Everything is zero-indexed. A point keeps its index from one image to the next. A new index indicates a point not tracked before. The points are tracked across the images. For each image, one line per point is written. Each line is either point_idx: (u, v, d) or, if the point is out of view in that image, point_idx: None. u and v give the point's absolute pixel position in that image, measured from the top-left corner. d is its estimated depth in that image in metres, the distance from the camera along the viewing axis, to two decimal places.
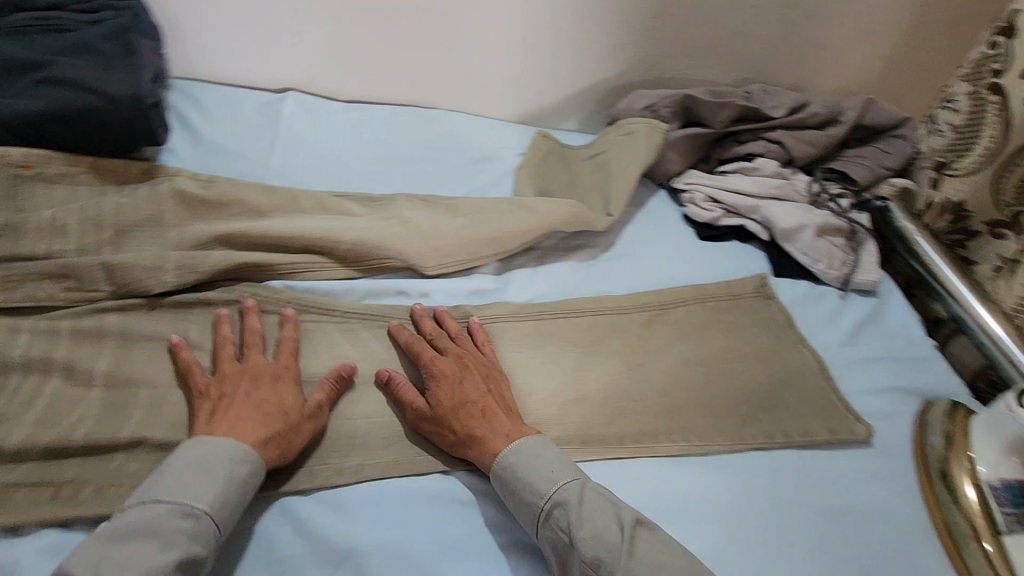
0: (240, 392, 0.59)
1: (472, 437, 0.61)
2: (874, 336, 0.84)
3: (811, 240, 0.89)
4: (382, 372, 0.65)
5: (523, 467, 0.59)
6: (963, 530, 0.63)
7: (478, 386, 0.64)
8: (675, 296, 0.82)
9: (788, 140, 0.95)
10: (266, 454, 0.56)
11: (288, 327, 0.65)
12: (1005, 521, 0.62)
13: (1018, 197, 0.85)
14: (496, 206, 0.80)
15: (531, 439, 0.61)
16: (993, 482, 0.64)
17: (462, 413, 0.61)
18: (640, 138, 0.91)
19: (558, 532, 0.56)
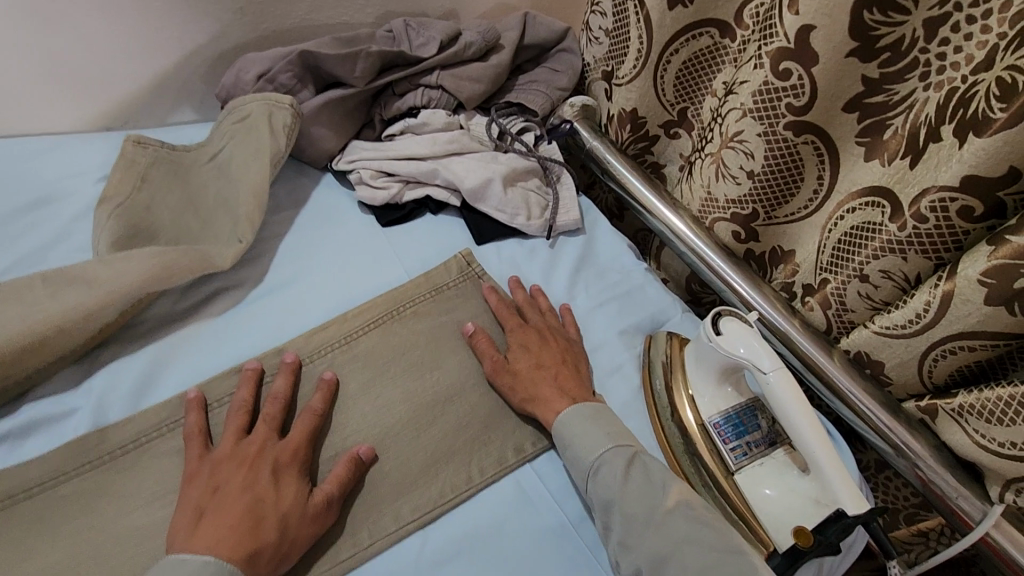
0: (240, 483, 0.48)
1: (542, 395, 0.59)
2: (590, 279, 0.78)
3: (503, 194, 0.77)
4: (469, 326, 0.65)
5: (576, 431, 0.56)
6: (704, 483, 0.58)
7: (557, 352, 0.63)
8: (357, 321, 0.64)
9: (448, 81, 0.80)
10: (257, 567, 0.45)
11: (248, 387, 0.55)
12: (732, 460, 0.57)
13: (679, 95, 0.83)
14: (30, 288, 0.54)
15: (572, 406, 0.58)
16: (714, 419, 0.60)
17: (537, 373, 0.61)
18: (257, 124, 0.69)
19: (605, 489, 0.53)
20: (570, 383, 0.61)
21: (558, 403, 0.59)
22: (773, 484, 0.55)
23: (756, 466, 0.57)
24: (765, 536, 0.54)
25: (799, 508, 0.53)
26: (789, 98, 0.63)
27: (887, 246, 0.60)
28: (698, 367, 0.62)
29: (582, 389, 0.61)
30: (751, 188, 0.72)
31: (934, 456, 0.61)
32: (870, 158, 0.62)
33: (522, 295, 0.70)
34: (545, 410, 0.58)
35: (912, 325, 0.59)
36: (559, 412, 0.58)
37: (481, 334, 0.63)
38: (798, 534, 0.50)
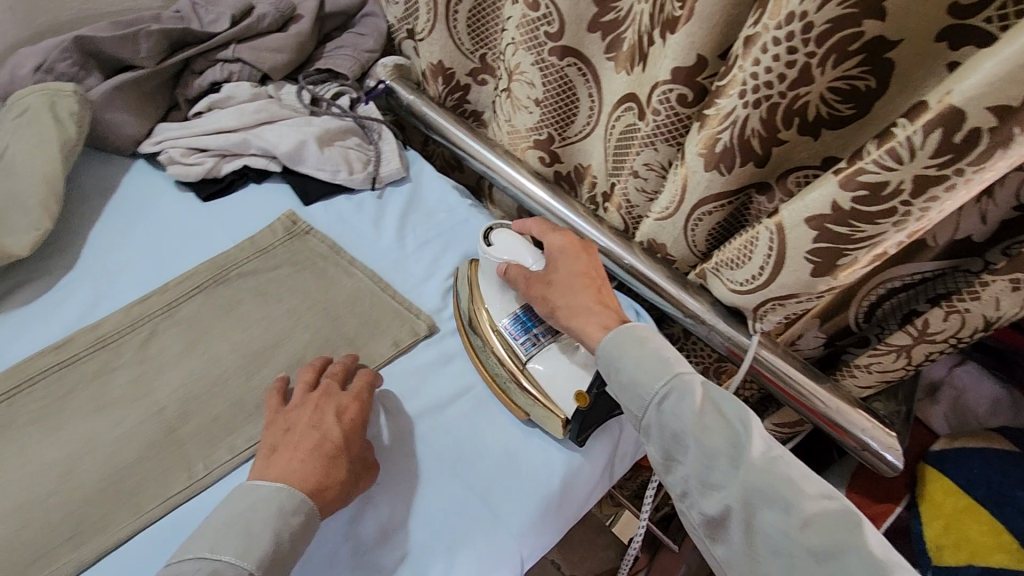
0: (307, 423, 0.56)
1: (586, 308, 0.63)
2: (419, 219, 0.84)
3: (320, 152, 0.81)
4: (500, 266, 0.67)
5: (634, 356, 0.58)
6: (505, 379, 0.65)
7: (588, 265, 0.66)
8: (179, 288, 0.66)
9: (246, 53, 0.82)
10: (322, 504, 0.52)
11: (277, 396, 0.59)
12: (524, 352, 0.64)
13: (475, 43, 0.91)
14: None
15: (618, 327, 0.60)
16: (505, 322, 0.66)
17: (581, 287, 0.64)
18: (38, 112, 0.68)
19: (671, 416, 0.54)
20: (609, 297, 0.65)
21: (604, 318, 0.62)
22: (557, 361, 0.64)
23: (543, 354, 0.64)
24: (557, 410, 0.62)
25: (578, 374, 0.63)
26: (544, 27, 0.72)
27: (643, 142, 0.71)
28: (490, 283, 0.69)
29: (616, 310, 0.63)
30: (542, 114, 0.81)
31: (710, 309, 0.74)
32: (618, 70, 0.72)
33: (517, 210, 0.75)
34: (592, 330, 0.61)
35: (673, 205, 0.70)
36: (608, 330, 0.61)
37: (516, 266, 0.65)
38: (576, 396, 0.61)
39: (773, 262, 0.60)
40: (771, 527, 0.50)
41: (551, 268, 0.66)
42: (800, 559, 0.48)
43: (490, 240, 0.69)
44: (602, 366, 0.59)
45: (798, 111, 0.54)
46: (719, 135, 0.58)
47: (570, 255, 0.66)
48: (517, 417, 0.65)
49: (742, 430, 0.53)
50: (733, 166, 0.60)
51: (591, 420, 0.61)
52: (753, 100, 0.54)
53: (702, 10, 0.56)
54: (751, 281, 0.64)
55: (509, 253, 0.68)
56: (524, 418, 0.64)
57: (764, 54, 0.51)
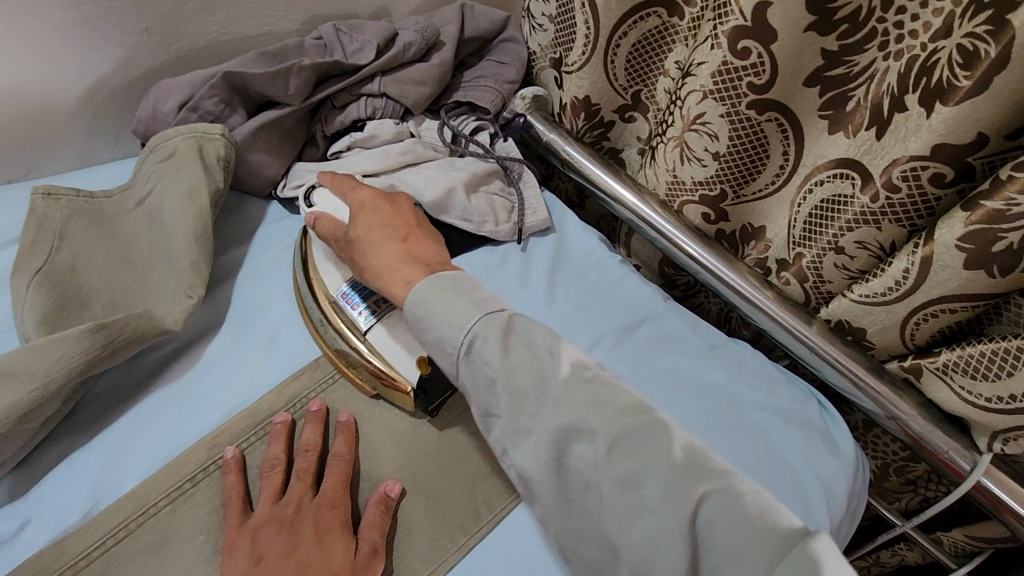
0: (277, 549, 0.45)
1: (390, 263, 0.56)
2: (568, 278, 0.76)
3: (466, 202, 0.73)
4: (309, 217, 0.61)
5: (433, 299, 0.52)
6: (352, 356, 0.57)
7: (386, 219, 0.59)
8: (333, 363, 0.59)
9: (392, 87, 0.74)
10: None
11: (234, 475, 0.50)
12: (363, 321, 0.58)
13: (630, 79, 0.80)
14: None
15: (424, 280, 0.54)
16: (341, 291, 0.59)
17: (383, 240, 0.57)
18: (184, 159, 0.62)
19: (480, 365, 0.50)
20: (420, 245, 0.58)
21: (410, 273, 0.55)
22: (388, 330, 0.57)
23: (384, 322, 0.58)
24: (402, 383, 0.55)
25: (413, 341, 0.57)
26: (749, 77, 0.62)
27: (860, 218, 0.60)
28: (320, 248, 0.63)
29: (428, 250, 0.58)
30: (717, 170, 0.71)
31: (920, 412, 0.63)
32: (834, 131, 0.61)
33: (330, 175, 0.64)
34: (399, 282, 0.55)
35: (893, 293, 0.60)
36: (413, 284, 0.54)
37: (325, 218, 0.60)
38: (417, 363, 0.55)
39: None
40: (580, 458, 0.47)
41: (352, 229, 0.59)
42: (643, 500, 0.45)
43: (309, 198, 0.65)
44: (411, 327, 0.54)
45: None
46: (1002, 233, 0.49)
47: (366, 211, 0.60)
48: (364, 391, 0.58)
49: (608, 382, 0.50)
50: (1010, 270, 0.51)
51: (437, 389, 0.56)
52: None
53: (1006, 84, 0.46)
54: (1004, 400, 0.55)
55: (329, 211, 0.62)
56: (372, 394, 0.58)
57: None
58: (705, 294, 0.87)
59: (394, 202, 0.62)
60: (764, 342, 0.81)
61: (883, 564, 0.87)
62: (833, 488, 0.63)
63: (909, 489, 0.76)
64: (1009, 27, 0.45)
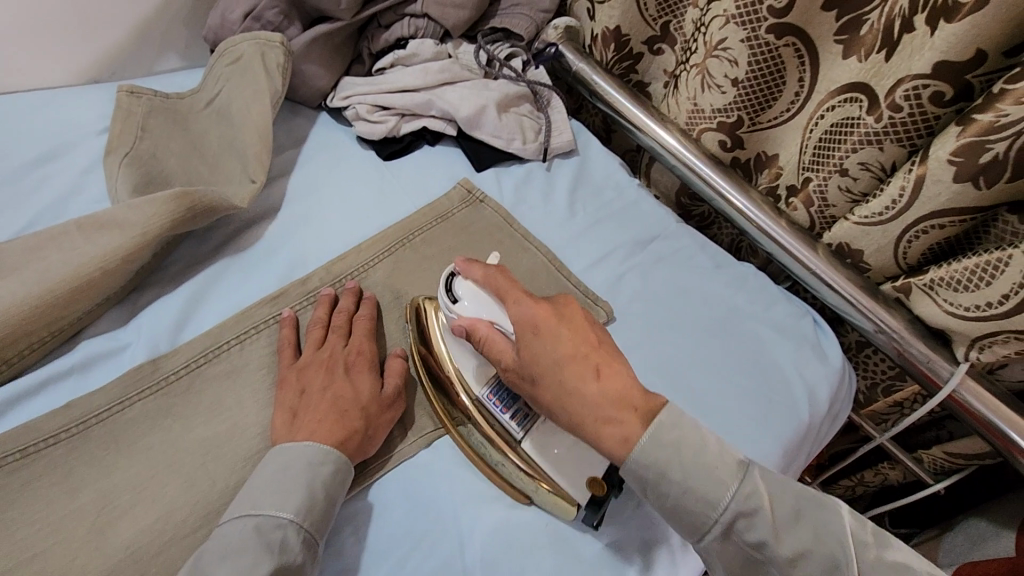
0: (317, 384, 0.55)
1: (593, 415, 0.50)
2: (586, 198, 0.82)
3: (497, 119, 0.79)
4: (460, 327, 0.56)
5: (661, 475, 0.48)
6: (480, 442, 0.57)
7: (558, 345, 0.53)
8: (373, 250, 0.68)
9: (433, 9, 0.79)
10: (350, 450, 0.53)
11: (287, 327, 0.59)
12: (517, 429, 0.55)
13: (661, 9, 0.84)
14: (66, 235, 0.57)
15: (648, 433, 0.48)
16: (485, 391, 0.57)
17: (574, 379, 0.51)
18: (249, 63, 0.70)
19: (699, 500, 0.47)
20: (615, 378, 0.52)
21: (625, 423, 0.50)
22: (551, 448, 0.55)
23: (533, 433, 0.56)
24: (558, 485, 0.53)
25: (583, 457, 0.54)
26: (770, 1, 0.66)
27: (864, 139, 0.64)
28: (465, 346, 0.58)
29: (624, 382, 0.51)
30: (735, 96, 0.75)
31: (908, 326, 0.68)
32: (847, 55, 0.65)
33: (479, 274, 0.58)
34: (613, 436, 0.50)
35: (890, 212, 0.64)
36: (631, 441, 0.49)
37: (482, 334, 0.55)
38: (593, 486, 0.53)
39: (1020, 296, 0.56)
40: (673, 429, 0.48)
41: (524, 355, 0.53)
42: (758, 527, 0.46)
43: (450, 292, 0.58)
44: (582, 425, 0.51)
45: None
46: (990, 145, 0.53)
47: (544, 334, 0.53)
48: (514, 498, 0.56)
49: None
50: (996, 182, 0.54)
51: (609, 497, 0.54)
52: None
53: None
54: (982, 308, 0.60)
55: (478, 313, 0.57)
56: (527, 501, 0.55)
57: None
58: (720, 223, 0.91)
59: (566, 316, 0.55)
60: (771, 266, 0.86)
61: (867, 485, 0.94)
62: (815, 391, 0.69)
63: (896, 410, 0.81)
64: None
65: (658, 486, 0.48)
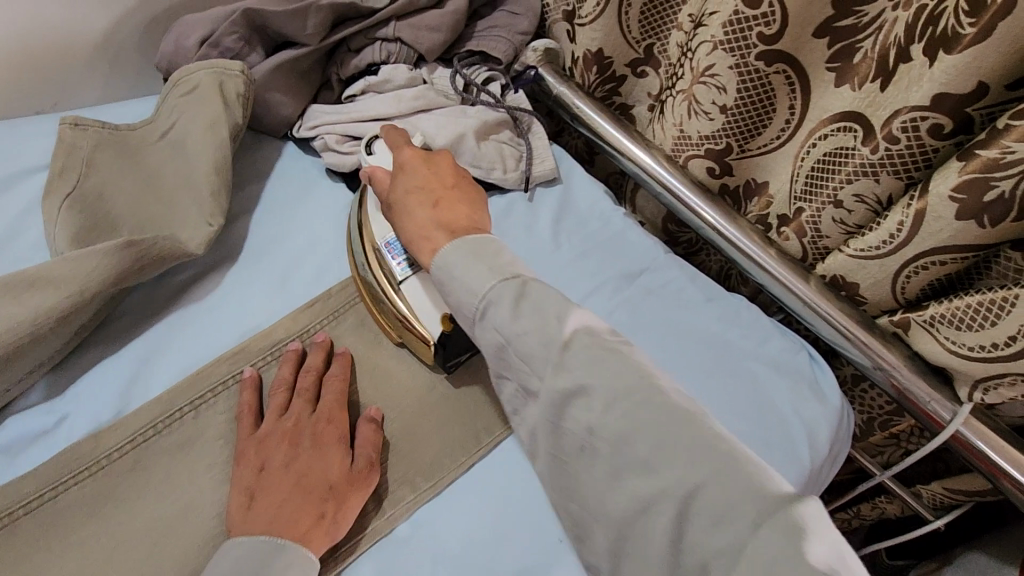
0: (278, 461, 0.50)
1: (415, 231, 0.55)
2: (571, 230, 0.78)
3: (476, 148, 0.74)
4: (365, 172, 0.62)
5: (456, 264, 0.51)
6: (387, 310, 0.59)
7: (417, 178, 0.58)
8: (344, 293, 0.63)
9: (406, 33, 0.75)
10: (312, 541, 0.48)
11: (249, 391, 0.55)
12: (400, 271, 0.59)
13: (645, 31, 0.81)
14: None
15: (450, 243, 0.52)
16: (386, 240, 0.60)
17: (416, 204, 0.56)
18: (205, 93, 0.65)
19: (491, 330, 0.49)
20: (451, 209, 0.55)
21: (436, 239, 0.54)
22: (425, 289, 0.58)
23: (418, 275, 0.59)
24: (424, 334, 0.57)
25: (444, 293, 0.58)
26: (759, 27, 0.63)
27: (860, 170, 0.62)
28: (375, 203, 0.63)
29: (459, 213, 0.55)
30: (724, 123, 0.72)
31: (907, 363, 0.65)
32: (840, 83, 0.62)
33: (393, 133, 0.63)
34: (428, 247, 0.54)
35: (887, 246, 0.61)
36: (437, 250, 0.53)
37: (377, 176, 0.61)
38: (440, 319, 0.56)
39: None
40: (579, 419, 0.46)
41: (393, 190, 0.59)
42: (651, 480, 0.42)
43: (371, 149, 0.66)
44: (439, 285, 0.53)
45: None
46: (995, 182, 0.50)
47: (407, 173, 0.59)
48: (391, 338, 0.61)
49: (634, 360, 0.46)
50: (1001, 220, 0.52)
51: (458, 342, 0.57)
52: None
53: (1010, 30, 0.46)
54: (987, 348, 0.57)
55: (382, 164, 0.63)
56: (398, 340, 0.61)
57: None
58: (708, 250, 0.88)
59: (434, 160, 0.59)
60: (762, 297, 0.83)
61: (863, 518, 0.91)
62: (816, 438, 0.65)
63: (893, 443, 0.79)
64: None
65: (454, 284, 0.51)
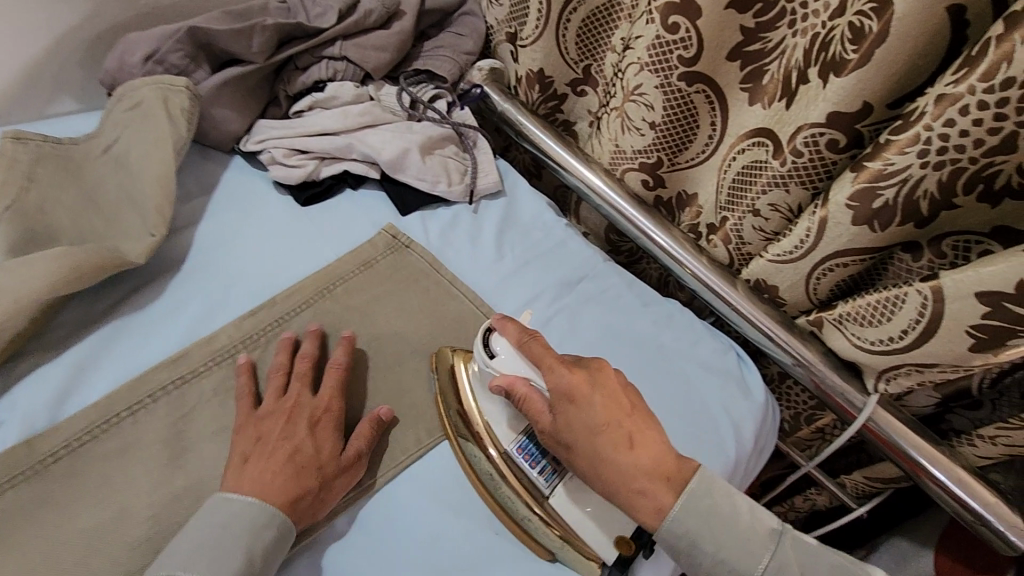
0: (277, 432, 0.54)
1: (625, 485, 0.52)
2: (515, 239, 0.81)
3: (421, 162, 0.77)
4: (501, 386, 0.57)
5: (694, 535, 0.51)
6: (492, 476, 0.58)
7: (593, 412, 0.54)
8: (288, 302, 0.65)
9: (352, 52, 0.78)
10: (296, 511, 0.52)
11: (246, 375, 0.58)
12: (545, 483, 0.57)
13: (581, 53, 0.86)
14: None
15: (680, 502, 0.51)
16: (513, 446, 0.58)
17: (608, 449, 0.53)
18: (149, 108, 0.66)
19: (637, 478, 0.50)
20: (647, 444, 0.53)
21: (642, 487, 0.52)
22: (576, 496, 0.57)
23: (564, 482, 0.57)
24: (592, 555, 0.55)
25: (608, 515, 0.56)
26: (679, 51, 0.68)
27: (772, 182, 0.67)
28: (495, 406, 0.60)
29: (623, 416, 0.54)
30: (654, 138, 0.77)
31: (822, 359, 0.70)
32: (753, 102, 0.68)
33: (514, 334, 0.58)
34: (645, 505, 0.52)
35: (799, 250, 0.67)
36: (664, 511, 0.51)
37: (527, 401, 0.56)
38: (617, 544, 0.54)
39: (920, 329, 0.58)
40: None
41: (560, 425, 0.55)
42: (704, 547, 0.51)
43: (489, 348, 0.58)
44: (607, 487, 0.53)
45: (986, 178, 0.51)
46: (880, 191, 0.56)
47: (579, 404, 0.54)
48: (512, 530, 0.58)
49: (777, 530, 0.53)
50: (889, 224, 0.57)
51: (633, 557, 0.56)
52: (935, 161, 0.51)
53: (885, 55, 0.52)
54: (886, 342, 0.62)
55: (513, 371, 0.57)
56: (518, 526, 0.58)
57: (961, 116, 0.48)
58: (646, 259, 0.93)
59: (600, 382, 0.55)
60: (696, 302, 0.88)
61: (798, 511, 0.96)
62: (740, 427, 0.70)
63: (818, 437, 0.84)
64: (889, 5, 0.50)
65: (690, 556, 0.52)
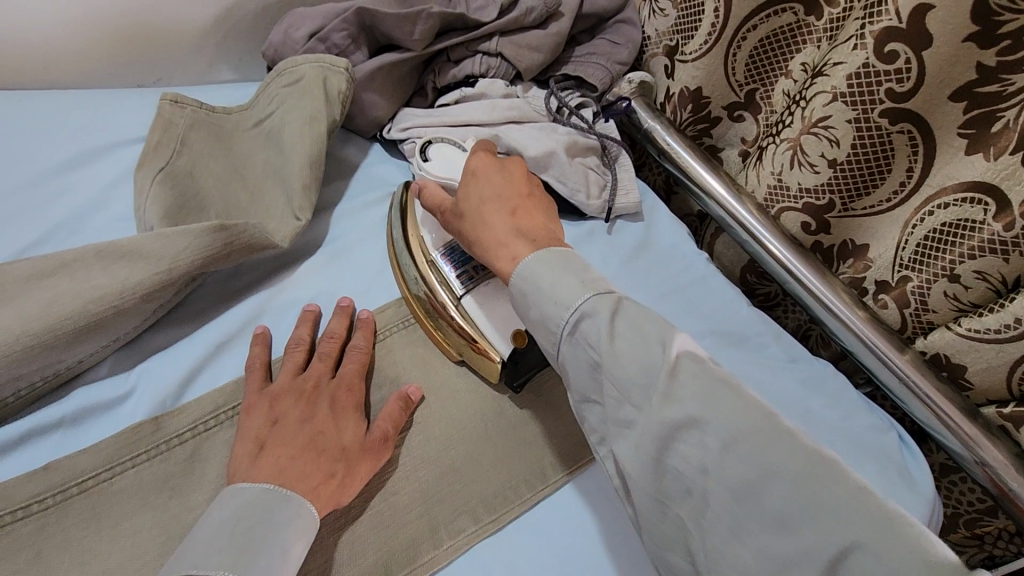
0: (297, 419, 0.53)
1: (494, 239, 0.56)
2: (649, 268, 0.74)
3: (566, 165, 0.72)
4: (415, 185, 0.63)
5: (538, 299, 0.51)
6: (445, 325, 0.61)
7: (493, 189, 0.59)
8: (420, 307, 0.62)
9: (508, 48, 0.74)
10: (320, 500, 0.49)
11: (260, 345, 0.58)
12: (459, 286, 0.61)
13: (749, 75, 0.77)
14: (95, 260, 0.54)
15: (535, 253, 0.53)
16: (440, 252, 0.63)
17: (492, 212, 0.57)
18: (306, 86, 0.64)
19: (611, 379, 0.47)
20: (528, 218, 0.57)
21: (514, 246, 0.55)
22: (480, 302, 0.61)
23: (473, 291, 0.61)
24: (493, 352, 0.59)
25: (511, 319, 0.60)
26: (890, 82, 0.60)
27: (985, 245, 0.57)
28: (423, 210, 0.65)
29: (537, 222, 0.57)
30: (830, 178, 0.69)
31: (1015, 463, 0.58)
32: (969, 152, 0.58)
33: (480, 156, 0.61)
34: (504, 255, 0.55)
35: (1011, 328, 0.57)
36: (518, 259, 0.53)
37: (426, 187, 0.62)
38: (514, 339, 0.58)
39: None
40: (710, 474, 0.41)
41: (460, 201, 0.60)
42: (730, 468, 0.41)
43: (427, 154, 0.67)
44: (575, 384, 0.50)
45: None
46: None
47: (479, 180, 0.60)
48: (449, 356, 0.63)
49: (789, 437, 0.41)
50: None
51: (527, 366, 0.59)
52: None
53: None
54: None
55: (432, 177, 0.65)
56: (456, 359, 0.62)
57: None
58: (788, 307, 0.83)
59: (506, 167, 0.61)
60: (846, 364, 0.77)
61: None
62: None
63: (975, 544, 0.72)
64: None
65: (537, 300, 0.51)
